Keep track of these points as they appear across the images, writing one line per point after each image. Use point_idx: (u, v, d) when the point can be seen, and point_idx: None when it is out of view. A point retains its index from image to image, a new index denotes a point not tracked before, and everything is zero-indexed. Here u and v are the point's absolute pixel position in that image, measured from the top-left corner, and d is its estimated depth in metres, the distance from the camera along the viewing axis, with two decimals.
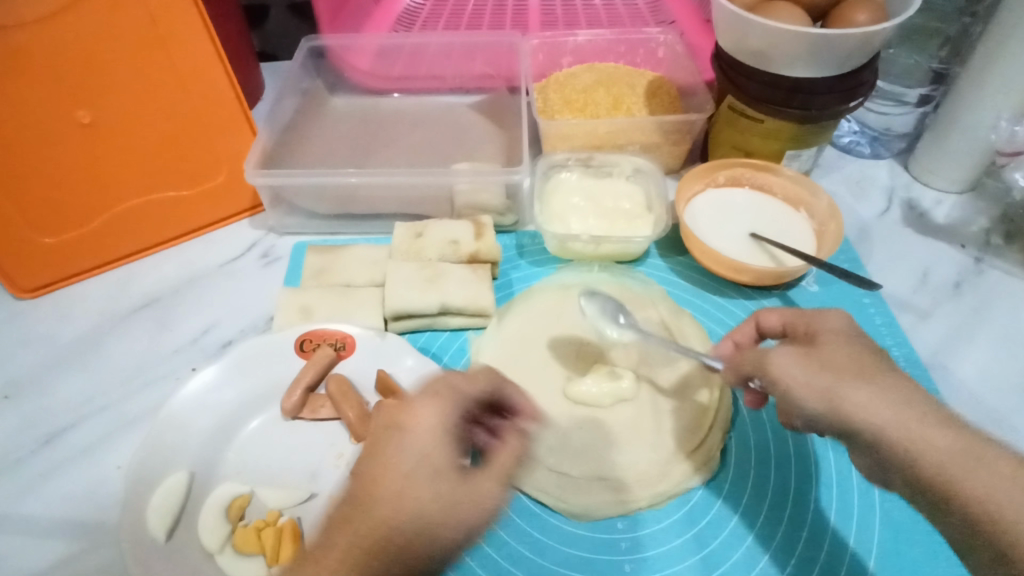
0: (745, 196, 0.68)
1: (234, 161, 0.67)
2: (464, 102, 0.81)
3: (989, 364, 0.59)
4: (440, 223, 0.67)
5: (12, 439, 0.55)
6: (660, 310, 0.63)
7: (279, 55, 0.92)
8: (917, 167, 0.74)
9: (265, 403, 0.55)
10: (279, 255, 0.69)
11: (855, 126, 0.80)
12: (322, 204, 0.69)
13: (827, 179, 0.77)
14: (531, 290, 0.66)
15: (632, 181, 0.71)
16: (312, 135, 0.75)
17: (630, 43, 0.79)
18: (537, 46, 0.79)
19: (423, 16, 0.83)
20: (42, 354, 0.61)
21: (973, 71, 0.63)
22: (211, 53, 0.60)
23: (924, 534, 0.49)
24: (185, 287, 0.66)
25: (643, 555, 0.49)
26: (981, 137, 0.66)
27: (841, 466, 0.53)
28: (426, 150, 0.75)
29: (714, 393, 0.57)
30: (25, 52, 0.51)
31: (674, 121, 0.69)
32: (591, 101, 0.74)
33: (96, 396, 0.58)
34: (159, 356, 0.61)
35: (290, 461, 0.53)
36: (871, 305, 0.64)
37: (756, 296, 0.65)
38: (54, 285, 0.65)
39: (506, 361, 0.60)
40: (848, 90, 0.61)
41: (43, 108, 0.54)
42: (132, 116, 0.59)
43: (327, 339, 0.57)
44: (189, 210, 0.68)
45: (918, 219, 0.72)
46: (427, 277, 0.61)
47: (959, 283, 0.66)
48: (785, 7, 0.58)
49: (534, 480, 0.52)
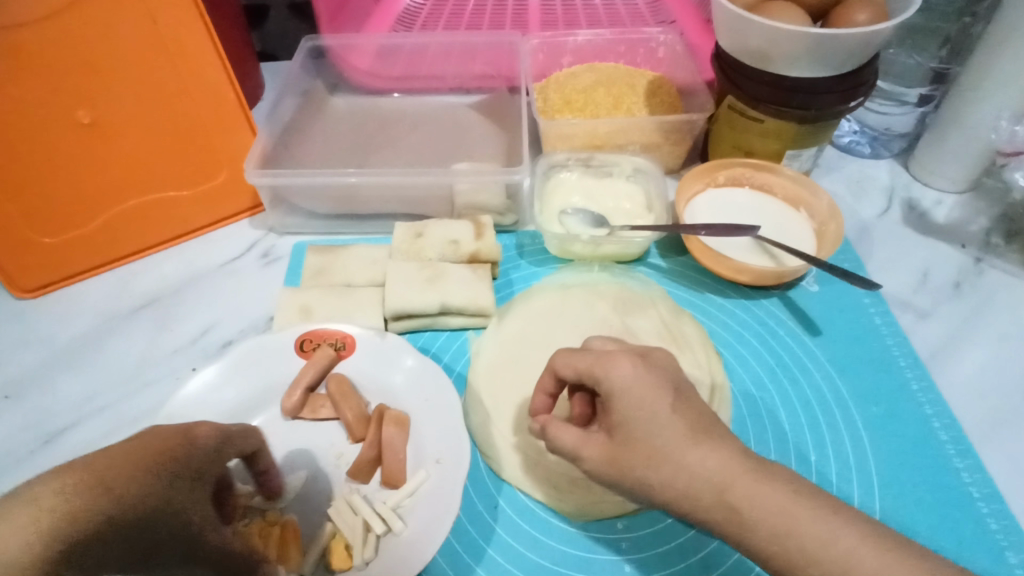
0: (745, 197, 0.68)
1: (235, 161, 0.67)
2: (465, 101, 0.81)
3: (989, 364, 0.59)
4: (440, 223, 0.66)
5: (15, 437, 0.55)
6: (661, 308, 0.64)
7: (279, 55, 0.92)
8: (917, 167, 0.74)
9: (265, 403, 0.55)
10: (279, 254, 0.69)
11: (855, 126, 0.80)
12: (322, 204, 0.69)
13: (827, 179, 0.77)
14: (531, 290, 0.66)
15: (631, 181, 0.71)
16: (313, 134, 0.76)
17: (630, 44, 0.79)
18: (537, 46, 0.79)
19: (424, 16, 0.83)
20: (43, 353, 0.61)
21: (974, 69, 0.63)
22: (212, 55, 0.60)
23: (925, 537, 0.49)
24: (186, 287, 0.66)
25: (641, 554, 0.49)
26: (982, 137, 0.66)
27: (840, 465, 0.53)
28: (426, 150, 0.75)
29: (715, 394, 0.57)
30: (24, 51, 0.51)
31: (675, 121, 0.69)
32: (591, 101, 0.75)
33: (97, 396, 0.58)
34: (160, 355, 0.61)
35: (291, 460, 0.53)
36: (871, 305, 0.64)
37: (757, 296, 0.66)
38: (56, 284, 0.65)
39: (506, 361, 0.59)
40: (848, 90, 0.61)
41: (45, 108, 0.54)
42: (132, 115, 0.59)
43: (327, 339, 0.57)
44: (189, 211, 0.68)
45: (918, 219, 0.72)
46: (427, 277, 0.61)
47: (959, 283, 0.66)
48: (785, 7, 0.58)
49: (533, 480, 0.52)
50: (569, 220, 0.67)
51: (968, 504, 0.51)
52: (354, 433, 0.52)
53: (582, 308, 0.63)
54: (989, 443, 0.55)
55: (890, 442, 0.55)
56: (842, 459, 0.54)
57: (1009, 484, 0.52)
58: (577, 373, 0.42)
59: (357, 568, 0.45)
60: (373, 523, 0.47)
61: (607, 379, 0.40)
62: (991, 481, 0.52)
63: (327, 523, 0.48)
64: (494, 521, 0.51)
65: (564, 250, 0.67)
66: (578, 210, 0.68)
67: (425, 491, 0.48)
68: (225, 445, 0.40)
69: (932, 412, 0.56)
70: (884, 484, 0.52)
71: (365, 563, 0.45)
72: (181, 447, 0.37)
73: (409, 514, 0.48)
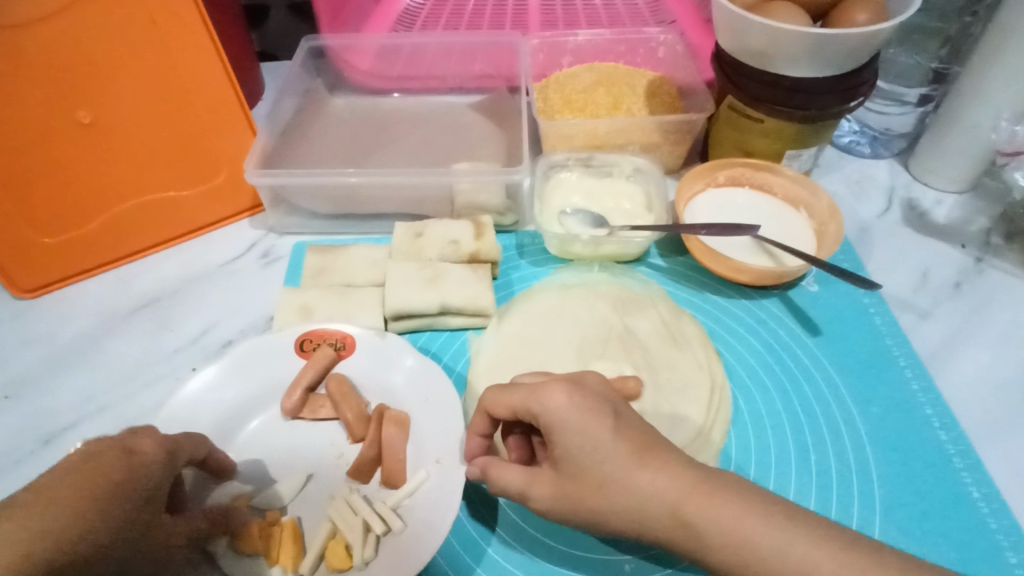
0: (745, 197, 0.68)
1: (234, 161, 0.67)
2: (464, 101, 0.81)
3: (990, 364, 0.59)
4: (440, 222, 0.67)
5: (14, 437, 0.55)
6: (661, 308, 0.64)
7: (279, 55, 0.92)
8: (917, 167, 0.74)
9: (265, 403, 0.55)
10: (279, 254, 0.69)
11: (855, 126, 0.80)
12: (322, 204, 0.69)
13: (826, 179, 0.77)
14: (531, 290, 0.66)
15: (631, 181, 0.71)
16: (312, 133, 0.76)
17: (630, 44, 0.79)
18: (537, 46, 0.79)
19: (424, 16, 0.83)
20: (44, 353, 0.61)
21: (973, 69, 0.63)
22: (212, 56, 0.60)
23: (925, 536, 0.49)
24: (186, 287, 0.66)
25: (642, 553, 0.49)
26: (982, 137, 0.66)
27: (840, 464, 0.53)
28: (426, 150, 0.75)
29: (715, 394, 0.57)
30: (21, 51, 0.51)
31: (675, 121, 0.69)
32: (591, 101, 0.75)
33: (96, 396, 0.58)
34: (159, 356, 0.61)
35: (290, 461, 0.53)
36: (871, 305, 0.64)
37: (757, 296, 0.66)
38: (55, 284, 0.65)
39: (506, 360, 0.59)
40: (848, 91, 0.61)
41: (44, 108, 0.54)
42: (131, 115, 0.59)
43: (327, 339, 0.56)
44: (191, 211, 0.68)
45: (919, 219, 0.72)
46: (427, 277, 0.61)
47: (959, 283, 0.66)
48: (786, 7, 0.58)
49: None
50: (569, 221, 0.67)
51: (968, 503, 0.51)
52: (354, 433, 0.52)
53: (581, 308, 0.63)
54: (990, 445, 0.54)
55: (890, 441, 0.55)
56: (842, 458, 0.54)
57: (1011, 484, 0.52)
58: (511, 411, 0.41)
59: (357, 568, 0.44)
60: (372, 523, 0.46)
61: (543, 413, 0.39)
62: (991, 481, 0.52)
63: (327, 523, 0.48)
64: (494, 521, 0.51)
65: (564, 250, 0.67)
66: (578, 210, 0.68)
67: (425, 491, 0.48)
68: (174, 458, 0.43)
69: (932, 412, 0.56)
70: (884, 484, 0.52)
71: (365, 563, 0.44)
72: (134, 473, 0.39)
73: (409, 514, 0.47)
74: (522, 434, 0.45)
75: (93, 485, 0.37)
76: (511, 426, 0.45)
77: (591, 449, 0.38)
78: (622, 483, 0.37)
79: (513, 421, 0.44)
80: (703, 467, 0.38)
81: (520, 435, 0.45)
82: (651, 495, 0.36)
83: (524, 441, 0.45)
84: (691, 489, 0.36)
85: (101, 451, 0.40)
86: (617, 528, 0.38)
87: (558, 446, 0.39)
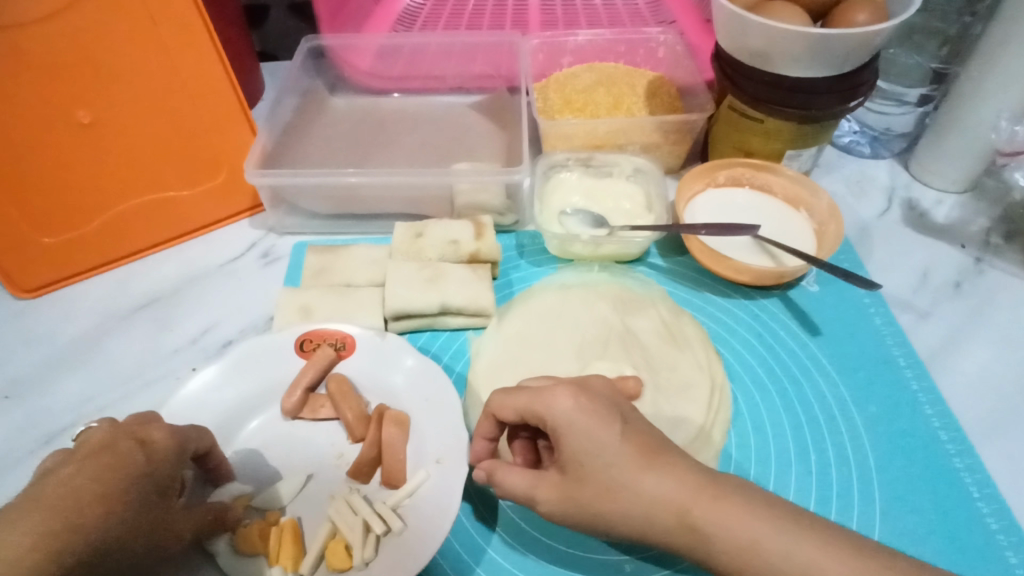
0: (745, 196, 0.69)
1: (234, 161, 0.67)
2: (464, 101, 0.81)
3: (989, 364, 0.59)
4: (440, 223, 0.67)
5: (14, 438, 0.55)
6: (661, 308, 0.64)
7: (279, 55, 0.92)
8: (917, 167, 0.74)
9: (264, 404, 0.55)
10: (279, 255, 0.69)
11: (855, 126, 0.80)
12: (322, 204, 0.69)
13: (826, 179, 0.77)
14: (531, 290, 0.66)
15: (631, 181, 0.71)
16: (312, 134, 0.76)
17: (630, 44, 0.79)
18: (537, 46, 0.79)
19: (424, 16, 0.82)
20: (43, 353, 0.61)
21: (973, 69, 0.63)
22: (212, 56, 0.60)
23: (924, 537, 0.49)
24: (185, 287, 0.66)
25: (642, 553, 0.49)
26: (981, 137, 0.66)
27: (840, 465, 0.53)
28: (426, 150, 0.75)
29: (715, 394, 0.57)
30: (21, 51, 0.51)
31: (675, 120, 0.69)
32: (591, 101, 0.75)
33: (96, 396, 0.58)
34: (159, 356, 0.61)
35: (291, 460, 0.53)
36: (871, 305, 0.64)
37: (757, 297, 0.66)
38: (54, 284, 0.65)
39: (506, 360, 0.59)
40: (848, 91, 0.61)
41: (44, 108, 0.54)
42: (131, 115, 0.59)
43: (327, 339, 0.56)
44: (191, 211, 0.68)
45: (918, 219, 0.72)
46: (427, 277, 0.61)
47: (959, 283, 0.66)
48: (786, 7, 0.58)
49: None
50: (568, 221, 0.67)
51: (968, 504, 0.51)
52: (354, 433, 0.52)
53: (581, 308, 0.63)
54: (990, 445, 0.54)
55: (890, 441, 0.55)
56: (842, 459, 0.54)
57: (1010, 484, 0.52)
58: (517, 414, 0.41)
59: (357, 568, 0.44)
60: (372, 523, 0.46)
61: (546, 414, 0.39)
62: (991, 482, 0.52)
63: (327, 523, 0.48)
64: (494, 521, 0.51)
65: (564, 250, 0.67)
66: (577, 210, 0.68)
67: (425, 491, 0.48)
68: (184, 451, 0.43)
69: (932, 412, 0.56)
70: (884, 484, 0.52)
71: (365, 563, 0.44)
72: (146, 466, 0.40)
73: (408, 514, 0.47)
74: (527, 438, 0.45)
75: (105, 478, 0.38)
76: (517, 429, 0.45)
77: (598, 452, 0.38)
78: (621, 483, 0.37)
79: (516, 424, 0.44)
80: (703, 468, 0.38)
81: (526, 439, 0.45)
82: (651, 495, 0.36)
83: (530, 445, 0.45)
84: (691, 490, 0.36)
85: (112, 442, 0.40)
86: (619, 529, 0.38)
87: (561, 448, 0.39)
